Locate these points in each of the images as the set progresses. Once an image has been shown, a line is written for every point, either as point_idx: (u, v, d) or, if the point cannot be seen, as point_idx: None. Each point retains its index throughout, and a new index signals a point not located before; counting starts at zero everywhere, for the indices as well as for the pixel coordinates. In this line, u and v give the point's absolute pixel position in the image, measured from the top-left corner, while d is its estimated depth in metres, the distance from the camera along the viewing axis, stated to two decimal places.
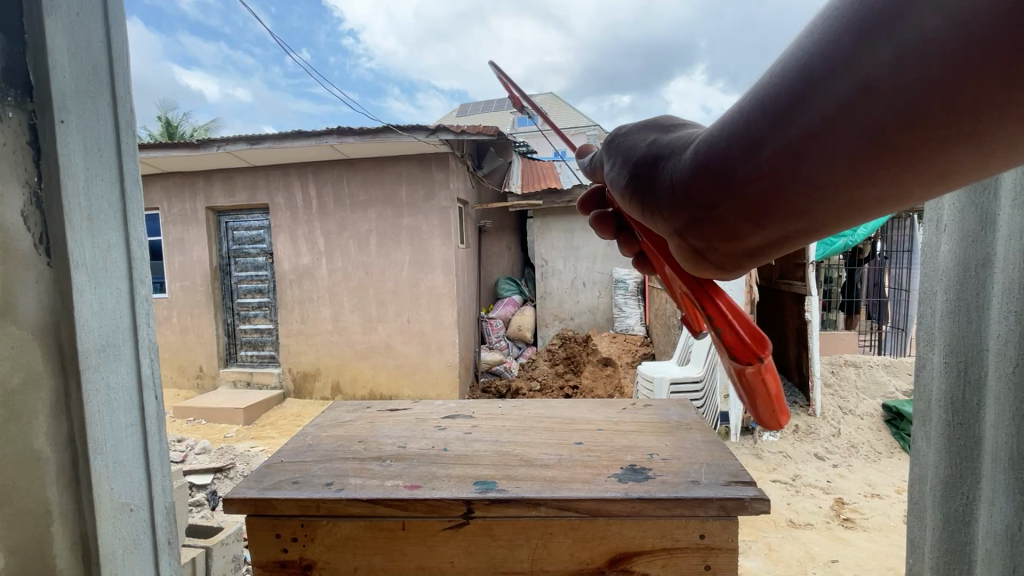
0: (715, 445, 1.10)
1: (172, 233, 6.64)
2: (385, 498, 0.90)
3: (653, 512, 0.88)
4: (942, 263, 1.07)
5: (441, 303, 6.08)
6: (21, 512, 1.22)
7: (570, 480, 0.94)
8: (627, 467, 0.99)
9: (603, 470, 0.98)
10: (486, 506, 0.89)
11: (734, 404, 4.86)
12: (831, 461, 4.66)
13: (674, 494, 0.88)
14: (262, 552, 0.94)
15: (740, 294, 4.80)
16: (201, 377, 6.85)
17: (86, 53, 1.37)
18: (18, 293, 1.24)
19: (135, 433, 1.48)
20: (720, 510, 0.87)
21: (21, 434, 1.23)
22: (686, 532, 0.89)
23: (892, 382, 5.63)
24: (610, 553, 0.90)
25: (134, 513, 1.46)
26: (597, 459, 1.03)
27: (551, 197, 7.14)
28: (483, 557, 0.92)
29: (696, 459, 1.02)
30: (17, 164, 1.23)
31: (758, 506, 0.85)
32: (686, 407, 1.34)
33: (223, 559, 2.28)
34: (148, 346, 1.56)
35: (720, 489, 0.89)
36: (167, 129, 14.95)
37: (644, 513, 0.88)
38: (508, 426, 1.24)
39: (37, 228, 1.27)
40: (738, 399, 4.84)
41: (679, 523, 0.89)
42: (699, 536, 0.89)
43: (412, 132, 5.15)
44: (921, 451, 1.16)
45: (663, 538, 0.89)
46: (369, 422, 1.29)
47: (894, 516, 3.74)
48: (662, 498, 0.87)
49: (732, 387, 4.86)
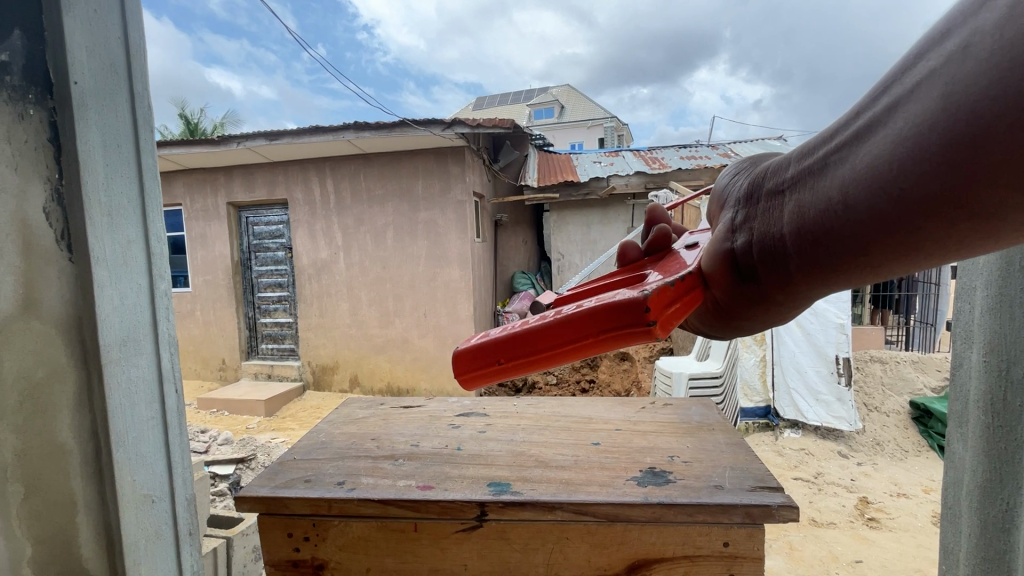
0: (738, 448, 1.06)
1: (194, 228, 6.77)
2: (397, 500, 0.88)
3: (674, 517, 0.85)
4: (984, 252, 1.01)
5: (457, 297, 6.09)
6: (49, 502, 1.25)
7: (587, 483, 0.92)
8: (647, 470, 0.96)
9: (621, 473, 0.96)
10: (500, 508, 0.87)
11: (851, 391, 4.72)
12: (856, 459, 4.56)
13: (695, 500, 0.85)
14: (274, 551, 0.94)
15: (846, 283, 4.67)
16: (224, 369, 7.00)
17: (104, 48, 1.38)
18: (42, 288, 1.25)
19: (156, 425, 1.50)
20: (745, 517, 0.84)
21: (46, 426, 1.25)
22: (709, 540, 0.86)
23: (920, 378, 5.56)
24: (629, 558, 0.88)
25: (157, 504, 1.48)
26: (615, 461, 1.01)
27: (568, 190, 7.07)
28: (497, 559, 0.90)
29: (719, 462, 0.99)
30: (39, 162, 1.25)
31: (785, 514, 0.82)
32: (708, 407, 1.30)
33: (243, 550, 2.32)
34: (168, 340, 1.58)
35: (746, 495, 0.86)
36: (187, 125, 15.22)
37: (665, 519, 0.85)
38: (524, 425, 1.22)
39: (59, 224, 1.28)
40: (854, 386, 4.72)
41: (701, 530, 0.86)
42: (723, 544, 0.86)
43: (427, 126, 5.14)
44: (954, 451, 1.12)
45: (685, 545, 0.87)
46: (383, 419, 1.28)
47: (921, 517, 3.65)
48: (684, 504, 0.84)
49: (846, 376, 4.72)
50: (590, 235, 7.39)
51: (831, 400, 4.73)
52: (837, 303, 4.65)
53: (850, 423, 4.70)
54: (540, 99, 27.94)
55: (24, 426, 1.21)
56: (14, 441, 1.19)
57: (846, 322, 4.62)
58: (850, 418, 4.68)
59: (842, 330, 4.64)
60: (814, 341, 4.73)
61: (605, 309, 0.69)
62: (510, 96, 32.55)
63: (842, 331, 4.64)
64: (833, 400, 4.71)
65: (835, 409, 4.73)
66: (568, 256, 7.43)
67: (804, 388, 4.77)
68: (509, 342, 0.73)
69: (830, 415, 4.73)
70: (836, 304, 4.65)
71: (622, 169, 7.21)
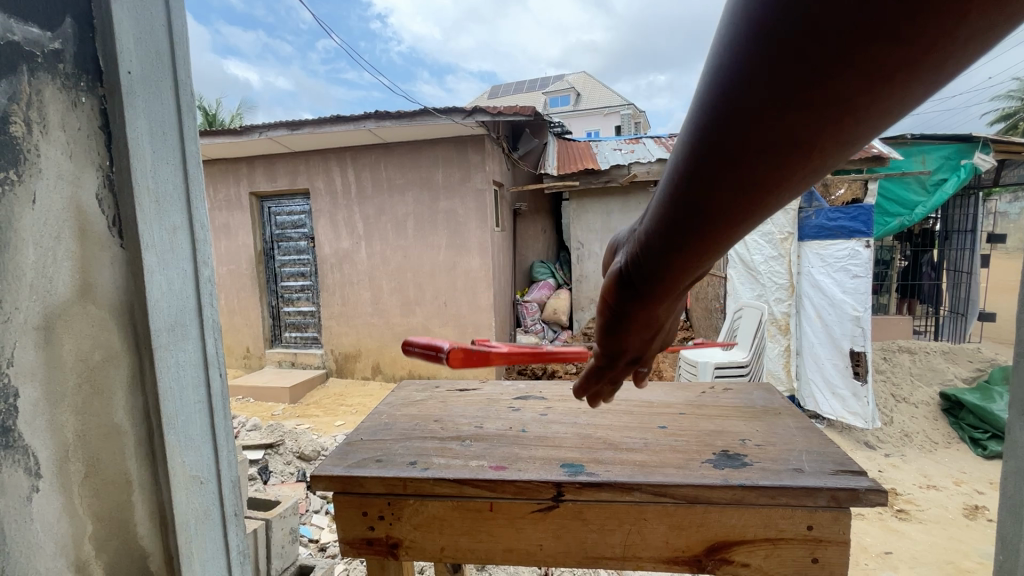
0: (810, 432, 1.06)
1: (219, 218, 6.88)
2: (472, 479, 0.90)
3: (754, 500, 0.86)
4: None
5: (477, 286, 6.10)
6: (106, 481, 1.29)
7: (662, 465, 0.92)
8: (721, 453, 0.97)
9: (695, 456, 0.96)
10: (578, 487, 0.88)
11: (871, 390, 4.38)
12: (883, 450, 4.48)
13: (777, 484, 0.85)
14: (349, 529, 0.96)
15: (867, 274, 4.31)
16: (249, 357, 7.13)
17: (150, 36, 1.38)
18: (97, 273, 1.28)
19: (203, 409, 1.51)
20: (830, 500, 0.84)
21: (103, 407, 1.28)
22: (792, 523, 0.86)
23: (951, 369, 5.47)
24: (709, 541, 0.88)
25: (204, 485, 1.50)
26: (687, 444, 1.01)
27: (588, 178, 6.99)
28: (573, 540, 0.91)
29: (794, 445, 1.00)
30: (91, 150, 1.27)
31: (874, 497, 0.82)
32: (771, 390, 1.29)
33: (281, 532, 2.38)
34: (213, 326, 1.59)
35: (830, 479, 0.86)
36: (207, 118, 15.40)
37: (746, 501, 0.86)
38: (587, 408, 1.21)
39: (111, 211, 1.31)
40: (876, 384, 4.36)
41: (784, 513, 0.86)
42: (807, 527, 0.86)
43: (448, 114, 5.12)
44: (1016, 439, 1.08)
45: (767, 528, 0.87)
46: (442, 401, 1.29)
47: (953, 509, 3.59)
48: (767, 487, 0.85)
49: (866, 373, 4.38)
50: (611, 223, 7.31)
51: (846, 395, 4.50)
52: (855, 295, 4.36)
53: (868, 421, 4.43)
54: (556, 87, 27.65)
55: (83, 408, 1.24)
56: (74, 421, 1.22)
57: (863, 315, 4.32)
58: (865, 416, 4.39)
59: (859, 323, 4.35)
60: (828, 332, 4.54)
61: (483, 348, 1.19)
62: (525, 84, 32.28)
63: (858, 324, 4.35)
64: (849, 395, 4.48)
65: (851, 404, 4.51)
66: (588, 244, 7.37)
67: (820, 380, 4.65)
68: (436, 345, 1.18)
69: (845, 411, 4.53)
70: (853, 296, 4.37)
71: (643, 156, 7.10)
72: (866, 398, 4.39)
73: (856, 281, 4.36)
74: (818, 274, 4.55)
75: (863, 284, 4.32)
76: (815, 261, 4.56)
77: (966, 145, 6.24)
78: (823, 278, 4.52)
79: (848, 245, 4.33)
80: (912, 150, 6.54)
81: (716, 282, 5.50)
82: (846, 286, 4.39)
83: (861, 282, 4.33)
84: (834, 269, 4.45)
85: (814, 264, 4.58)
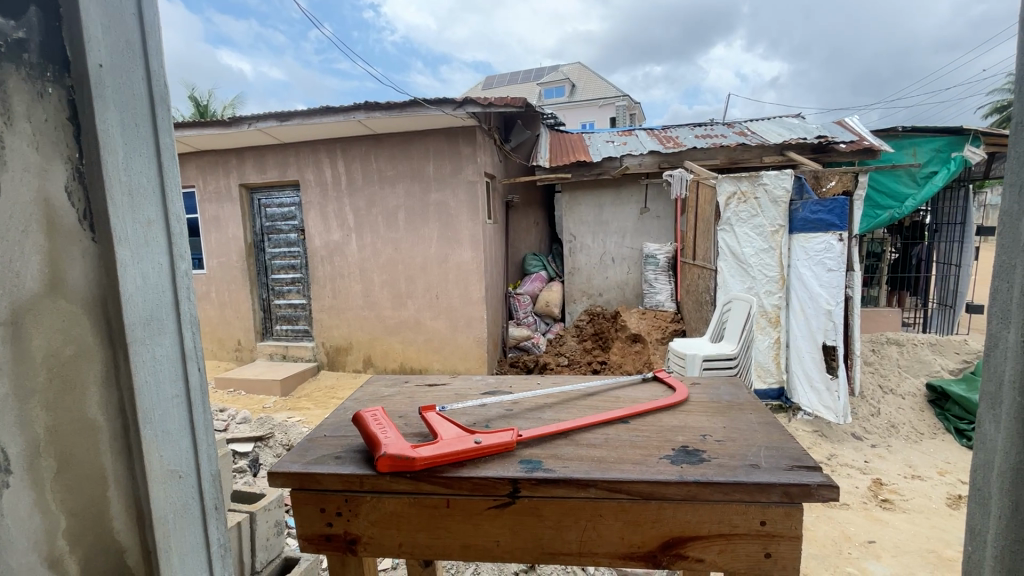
0: (770, 426, 1.17)
1: (208, 210, 6.81)
2: (428, 477, 0.98)
3: (709, 496, 0.94)
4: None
5: (469, 279, 6.09)
6: (80, 477, 1.26)
7: (620, 462, 1.01)
8: (680, 449, 1.06)
9: (655, 452, 1.06)
10: (533, 485, 0.96)
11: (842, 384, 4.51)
12: (869, 441, 4.54)
13: (733, 480, 0.93)
14: (310, 525, 1.05)
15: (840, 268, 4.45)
16: (240, 350, 7.10)
17: (119, 25, 1.33)
18: (67, 267, 1.25)
19: (181, 404, 1.47)
20: (782, 495, 0.92)
21: (75, 404, 1.25)
22: (745, 519, 0.95)
23: (937, 361, 5.53)
24: (662, 537, 0.98)
25: (184, 480, 1.46)
26: (647, 440, 1.11)
27: (580, 170, 6.97)
28: (530, 535, 1.01)
29: (754, 442, 1.09)
30: (60, 141, 1.23)
31: (824, 493, 0.90)
32: (737, 388, 1.42)
33: (266, 525, 2.38)
34: (191, 319, 1.53)
35: (783, 475, 0.94)
36: (196, 108, 15.13)
37: (699, 498, 0.95)
38: (547, 402, 1.37)
39: (81, 204, 1.27)
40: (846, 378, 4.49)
41: (737, 509, 0.95)
42: (760, 523, 0.95)
43: (439, 106, 5.07)
44: (983, 427, 0.94)
45: (722, 523, 0.96)
46: (410, 396, 1.42)
47: (936, 499, 3.64)
48: (720, 483, 0.93)
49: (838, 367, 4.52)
50: (603, 216, 7.30)
51: (820, 389, 4.60)
52: (829, 289, 4.47)
53: (839, 416, 4.54)
54: (550, 78, 27.45)
55: (52, 405, 1.21)
56: (45, 417, 1.20)
57: (835, 309, 4.45)
58: (836, 411, 4.51)
59: (831, 317, 4.48)
60: (808, 327, 4.62)
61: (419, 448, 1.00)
62: (519, 75, 32.02)
63: (831, 317, 4.49)
64: (822, 388, 4.59)
65: (823, 398, 4.61)
66: (580, 237, 7.37)
67: (802, 373, 4.72)
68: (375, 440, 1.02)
69: (819, 404, 4.63)
70: (828, 290, 4.47)
71: (634, 148, 7.07)
72: (838, 392, 4.51)
73: (830, 274, 4.48)
74: (800, 266, 4.64)
75: (835, 278, 4.46)
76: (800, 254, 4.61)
77: (957, 137, 6.29)
78: (806, 271, 4.59)
79: (824, 237, 4.43)
80: (903, 142, 6.55)
81: (706, 274, 5.48)
82: (822, 279, 4.50)
83: (835, 275, 4.46)
84: (813, 262, 4.54)
85: (800, 257, 4.62)
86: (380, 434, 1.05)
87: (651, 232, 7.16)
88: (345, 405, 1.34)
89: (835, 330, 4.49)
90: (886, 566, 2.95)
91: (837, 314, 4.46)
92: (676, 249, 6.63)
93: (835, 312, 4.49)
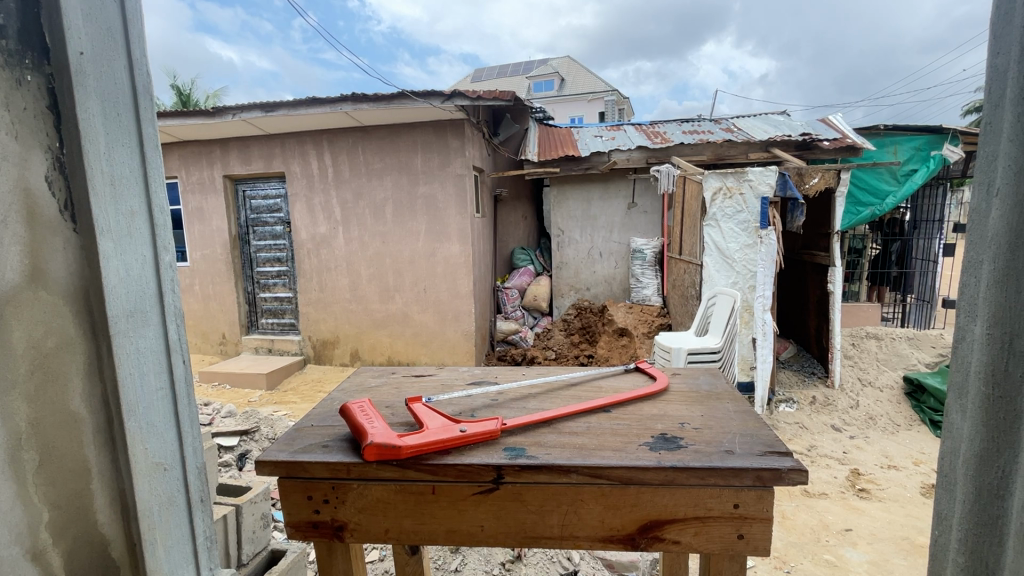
0: (746, 415, 1.20)
1: (191, 202, 6.70)
2: (415, 466, 1.00)
3: (686, 480, 0.97)
4: (998, 183, 0.83)
5: (457, 272, 6.08)
6: (64, 469, 1.24)
7: (601, 448, 1.04)
8: (659, 437, 1.09)
9: (635, 439, 1.08)
10: (516, 471, 0.99)
11: (760, 376, 4.86)
12: (848, 432, 4.66)
13: (708, 465, 0.96)
14: (296, 513, 1.06)
15: (770, 265, 4.75)
16: (224, 344, 7.02)
17: (100, 13, 1.31)
18: (48, 258, 1.22)
19: (166, 396, 1.46)
20: (755, 480, 0.96)
21: (57, 395, 1.23)
22: (720, 502, 0.99)
23: (915, 354, 5.68)
24: (641, 519, 1.01)
25: (169, 472, 1.45)
26: (629, 428, 1.14)
27: (569, 164, 6.99)
28: (513, 520, 1.04)
29: (729, 429, 1.12)
30: (39, 129, 1.20)
31: (794, 476, 0.94)
32: (716, 377, 1.47)
33: (252, 517, 2.38)
34: (174, 312, 1.52)
35: (757, 460, 0.98)
36: (179, 96, 14.78)
37: (677, 482, 0.97)
38: (530, 392, 1.39)
39: (61, 193, 1.25)
40: (765, 370, 4.85)
41: (712, 493, 0.99)
42: (733, 505, 0.99)
43: (427, 98, 5.04)
44: (949, 418, 0.96)
45: (697, 507, 1.00)
46: (395, 387, 1.45)
47: (911, 488, 3.75)
48: (695, 469, 0.96)
49: (758, 359, 4.84)
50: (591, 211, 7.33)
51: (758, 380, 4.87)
52: (763, 284, 4.76)
53: (760, 405, 4.92)
54: (539, 71, 27.26)
55: (37, 396, 1.19)
56: (27, 409, 1.17)
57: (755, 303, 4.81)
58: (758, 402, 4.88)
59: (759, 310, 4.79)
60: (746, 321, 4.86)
61: (408, 438, 1.01)
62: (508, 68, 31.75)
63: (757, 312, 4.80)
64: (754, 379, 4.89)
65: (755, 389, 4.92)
66: (568, 231, 7.39)
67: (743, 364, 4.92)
68: (361, 429, 1.04)
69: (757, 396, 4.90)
70: (758, 285, 4.76)
71: (623, 142, 7.09)
72: (759, 382, 4.87)
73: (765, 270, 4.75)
74: (760, 265, 4.73)
75: (767, 272, 4.75)
76: (767, 258, 4.72)
77: (936, 136, 6.41)
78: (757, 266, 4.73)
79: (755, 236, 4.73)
80: (885, 140, 6.68)
81: (692, 270, 5.53)
82: (758, 274, 4.73)
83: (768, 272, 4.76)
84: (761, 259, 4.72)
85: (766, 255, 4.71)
86: (367, 423, 1.06)
87: (638, 227, 7.20)
88: (333, 396, 1.35)
89: (756, 325, 4.81)
90: (862, 553, 3.03)
91: (756, 308, 4.80)
92: (663, 244, 6.71)
93: (758, 306, 4.81)
